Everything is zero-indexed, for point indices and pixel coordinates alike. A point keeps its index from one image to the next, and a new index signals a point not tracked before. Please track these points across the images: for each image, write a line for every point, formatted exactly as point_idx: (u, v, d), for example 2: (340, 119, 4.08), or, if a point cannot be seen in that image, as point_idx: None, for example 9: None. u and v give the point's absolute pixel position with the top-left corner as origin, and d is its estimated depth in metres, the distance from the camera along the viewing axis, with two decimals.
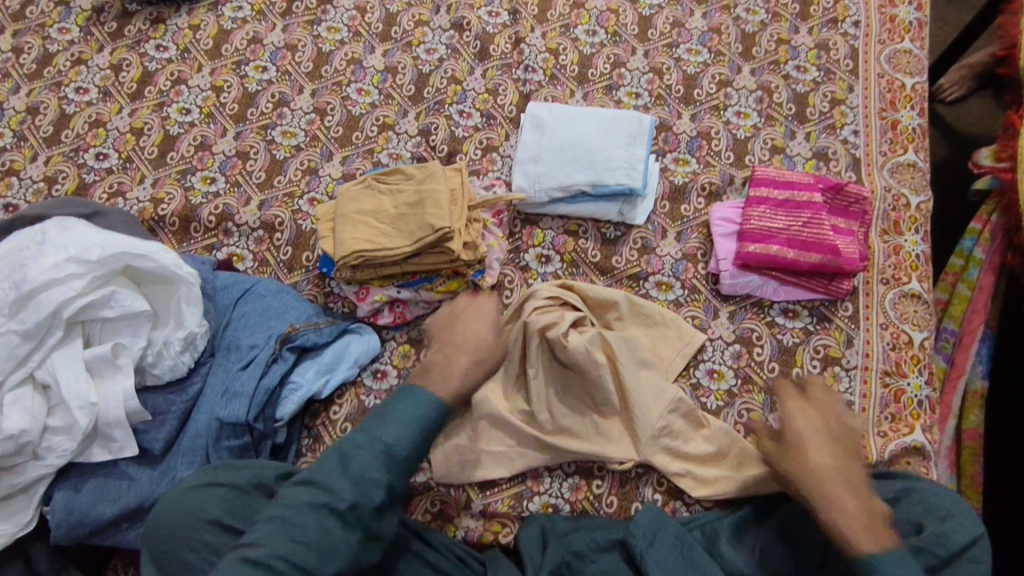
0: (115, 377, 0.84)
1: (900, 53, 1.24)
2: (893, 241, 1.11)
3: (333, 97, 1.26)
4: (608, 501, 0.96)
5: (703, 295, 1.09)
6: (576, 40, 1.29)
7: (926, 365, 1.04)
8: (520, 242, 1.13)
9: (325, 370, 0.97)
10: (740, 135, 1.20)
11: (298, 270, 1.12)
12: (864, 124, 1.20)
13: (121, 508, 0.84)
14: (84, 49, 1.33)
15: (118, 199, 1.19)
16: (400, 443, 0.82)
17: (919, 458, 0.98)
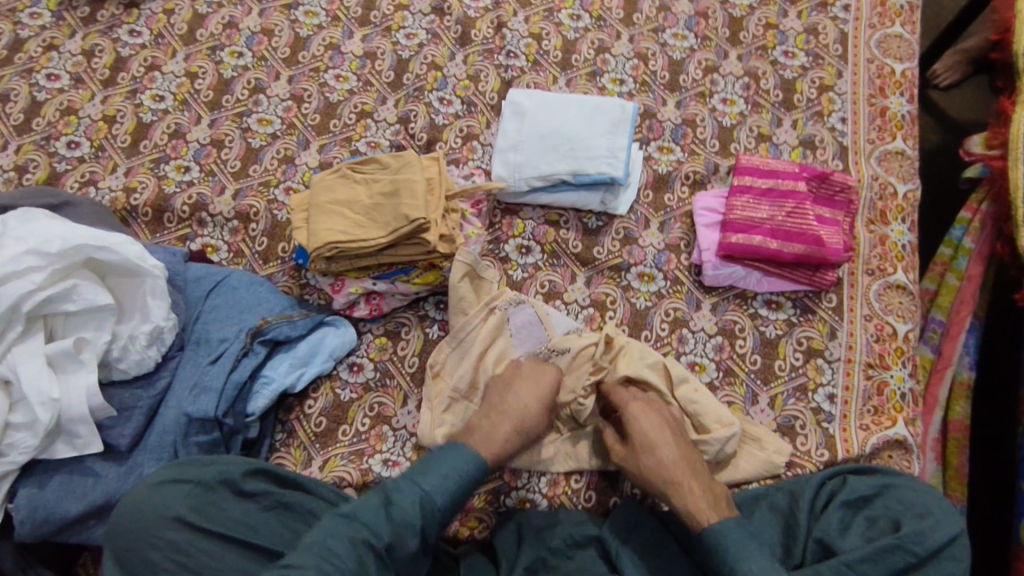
0: (78, 372, 0.82)
1: (890, 37, 1.22)
2: (880, 231, 1.09)
3: (310, 84, 1.23)
4: (586, 496, 0.95)
5: (686, 287, 1.07)
6: (559, 25, 1.26)
7: (910, 357, 1.02)
8: (500, 232, 1.11)
9: (299, 363, 0.96)
10: (725, 123, 1.18)
11: (273, 261, 1.10)
12: (853, 111, 1.17)
13: (87, 505, 0.82)
14: (55, 34, 1.30)
15: (90, 188, 1.17)
16: (441, 491, 0.82)
17: (901, 451, 0.97)
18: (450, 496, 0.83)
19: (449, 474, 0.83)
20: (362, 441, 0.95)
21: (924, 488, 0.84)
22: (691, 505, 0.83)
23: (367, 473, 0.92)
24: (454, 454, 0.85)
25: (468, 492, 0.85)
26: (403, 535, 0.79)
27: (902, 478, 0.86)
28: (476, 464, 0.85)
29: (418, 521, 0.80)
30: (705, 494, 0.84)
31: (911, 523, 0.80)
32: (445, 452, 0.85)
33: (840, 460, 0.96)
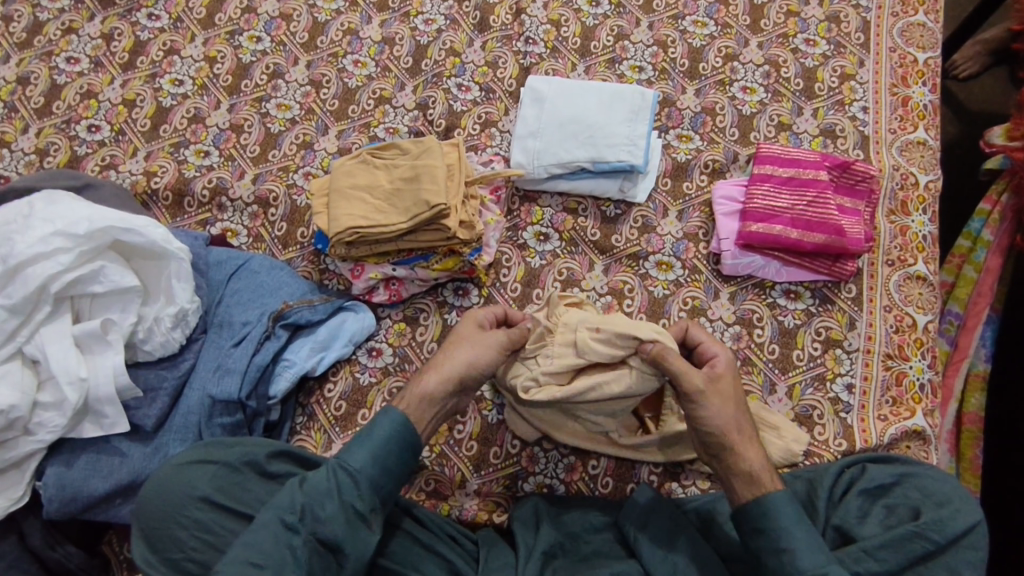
0: (105, 353, 0.83)
1: (913, 26, 1.21)
2: (900, 222, 1.08)
3: (329, 69, 1.23)
4: (604, 481, 0.96)
5: (705, 275, 1.07)
6: (578, 11, 1.25)
7: (929, 348, 1.02)
8: (519, 220, 1.11)
9: (319, 347, 0.97)
10: (745, 111, 1.17)
11: (293, 246, 1.10)
12: (875, 100, 1.16)
13: (114, 483, 0.84)
14: (75, 18, 1.30)
15: (110, 172, 1.17)
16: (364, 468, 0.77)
17: (919, 441, 0.97)
18: (369, 465, 0.78)
19: (381, 444, 0.79)
20: None
21: (945, 479, 0.84)
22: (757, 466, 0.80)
23: None
24: (371, 424, 0.80)
25: (399, 462, 0.80)
26: (319, 500, 0.76)
27: (925, 469, 0.86)
28: (392, 433, 0.80)
29: (334, 489, 0.76)
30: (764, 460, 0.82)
31: (931, 513, 0.80)
32: (378, 420, 0.80)
33: (858, 449, 0.96)
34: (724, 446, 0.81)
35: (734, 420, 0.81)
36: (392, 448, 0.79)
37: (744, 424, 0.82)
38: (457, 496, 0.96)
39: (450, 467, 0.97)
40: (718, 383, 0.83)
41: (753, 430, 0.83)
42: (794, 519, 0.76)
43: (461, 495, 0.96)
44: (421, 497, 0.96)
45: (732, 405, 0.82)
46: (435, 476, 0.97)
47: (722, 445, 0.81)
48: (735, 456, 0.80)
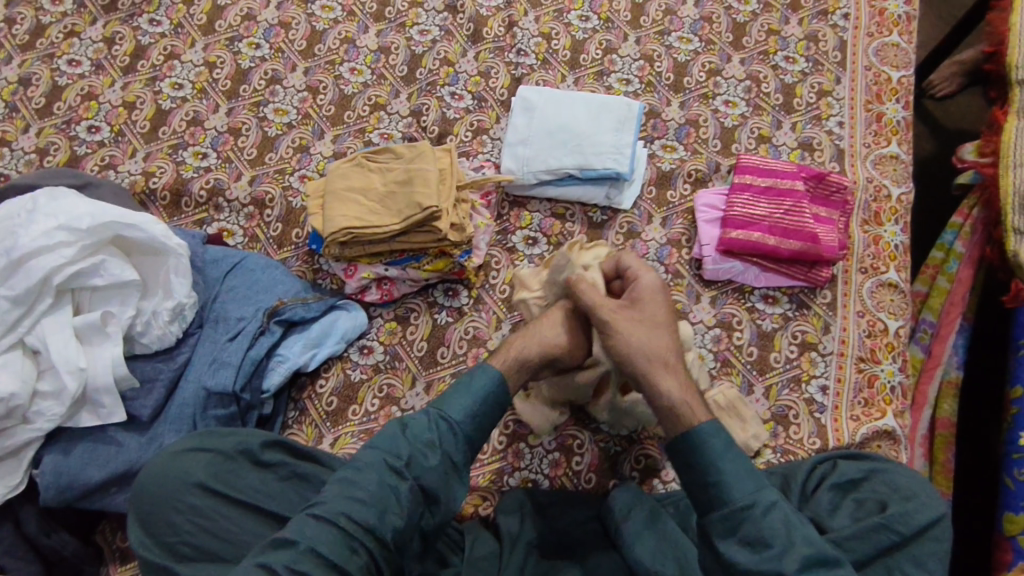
0: (104, 344, 0.86)
1: (887, 46, 1.26)
2: (873, 232, 1.13)
3: (326, 76, 1.27)
4: (587, 477, 0.99)
5: (687, 280, 1.11)
6: (568, 25, 1.30)
7: (899, 353, 1.07)
8: (508, 224, 1.14)
9: (312, 344, 0.99)
10: (727, 124, 1.22)
11: (288, 246, 1.13)
12: (850, 116, 1.22)
13: (110, 472, 0.86)
14: (77, 21, 1.33)
15: (110, 171, 1.20)
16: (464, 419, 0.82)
17: (889, 441, 1.01)
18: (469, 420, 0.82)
19: (480, 396, 0.83)
20: (371, 420, 0.99)
21: (914, 480, 0.87)
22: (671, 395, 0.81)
23: None
24: (468, 377, 0.85)
25: (493, 413, 0.84)
26: (423, 451, 0.80)
27: (898, 469, 0.89)
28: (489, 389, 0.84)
29: (436, 438, 0.80)
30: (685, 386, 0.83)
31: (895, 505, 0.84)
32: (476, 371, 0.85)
33: (831, 448, 1.00)
34: (640, 376, 0.83)
35: (653, 347, 0.84)
36: (490, 403, 0.84)
37: (667, 354, 0.84)
38: None
39: None
40: (632, 310, 0.87)
41: (676, 359, 0.84)
42: (722, 449, 0.77)
43: None
44: None
45: (643, 329, 0.85)
46: None
47: (640, 372, 0.83)
48: (653, 384, 0.82)
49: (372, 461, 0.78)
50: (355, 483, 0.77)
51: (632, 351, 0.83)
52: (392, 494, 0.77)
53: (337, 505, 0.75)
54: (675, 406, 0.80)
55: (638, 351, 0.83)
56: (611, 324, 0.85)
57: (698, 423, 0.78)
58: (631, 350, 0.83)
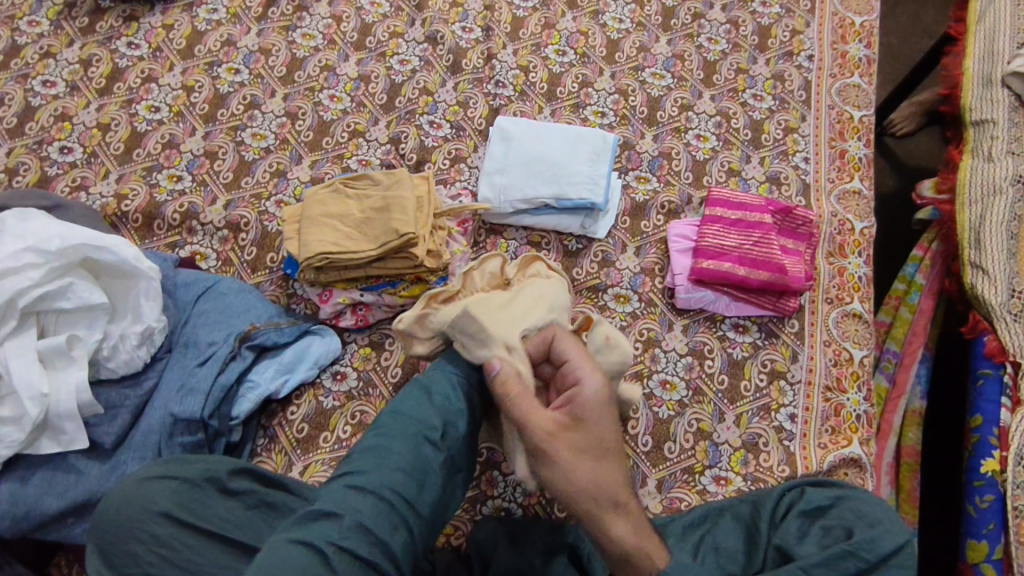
0: (68, 368, 0.84)
1: (849, 87, 1.33)
2: (838, 263, 1.17)
3: (305, 102, 1.27)
4: (560, 505, 0.99)
5: (660, 308, 1.13)
6: (546, 59, 1.34)
7: (864, 382, 1.09)
8: (484, 251, 1.16)
9: (284, 369, 0.98)
10: (698, 157, 1.26)
11: (262, 271, 1.12)
12: (815, 152, 1.26)
13: (68, 501, 0.83)
14: (53, 43, 1.32)
15: (81, 193, 1.19)
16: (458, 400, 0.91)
17: (856, 469, 1.03)
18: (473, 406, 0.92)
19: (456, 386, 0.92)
20: (343, 448, 0.97)
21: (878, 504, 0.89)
22: (619, 541, 0.80)
23: None
24: (435, 373, 0.93)
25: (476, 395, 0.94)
26: (452, 418, 0.89)
27: (862, 494, 0.91)
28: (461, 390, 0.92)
29: (456, 406, 0.90)
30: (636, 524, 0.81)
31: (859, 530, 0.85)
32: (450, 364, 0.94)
33: (800, 475, 1.02)
34: (591, 518, 0.80)
35: (599, 482, 0.80)
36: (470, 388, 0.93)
37: (620, 492, 0.81)
38: None
39: None
40: (574, 432, 0.82)
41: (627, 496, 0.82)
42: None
43: None
44: None
45: (589, 459, 0.81)
46: None
47: (587, 514, 0.80)
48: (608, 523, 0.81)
49: (405, 433, 0.85)
50: (395, 457, 0.83)
51: (576, 497, 0.81)
52: (425, 466, 0.84)
53: (376, 478, 0.81)
54: (627, 555, 0.80)
55: (581, 494, 0.80)
56: (546, 452, 0.81)
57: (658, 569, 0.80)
58: (576, 498, 0.81)
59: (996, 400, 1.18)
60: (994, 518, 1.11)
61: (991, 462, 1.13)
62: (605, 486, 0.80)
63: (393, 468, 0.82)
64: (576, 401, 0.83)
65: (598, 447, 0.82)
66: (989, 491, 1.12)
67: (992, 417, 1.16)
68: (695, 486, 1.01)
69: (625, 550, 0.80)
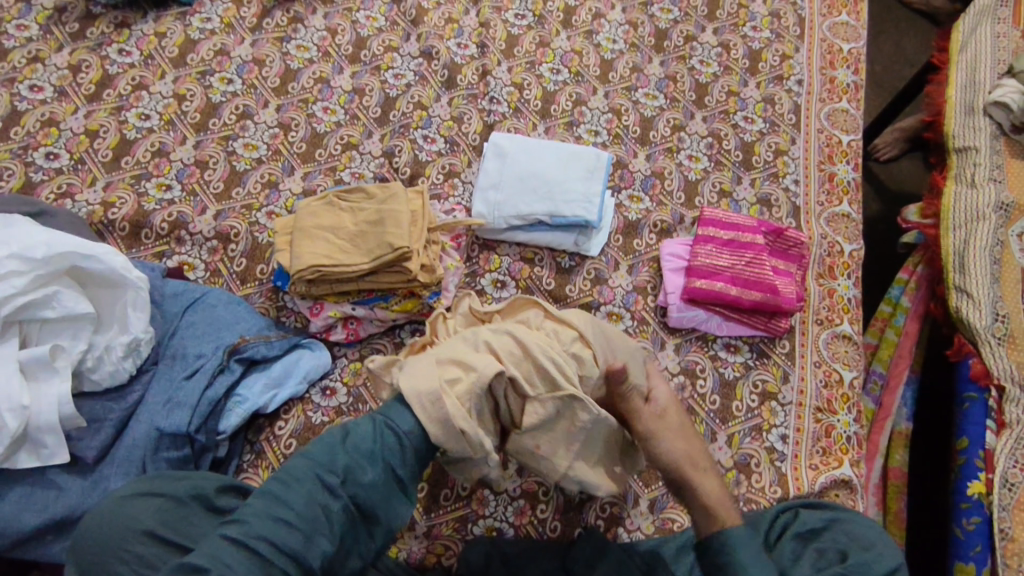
0: (50, 380, 0.80)
1: (837, 112, 1.35)
2: (828, 285, 1.18)
3: (298, 114, 1.27)
4: (552, 526, 0.97)
5: (652, 327, 1.13)
6: (540, 77, 1.35)
7: (854, 403, 1.10)
8: (477, 266, 1.15)
9: (273, 383, 0.96)
10: (690, 177, 1.27)
11: (251, 283, 1.11)
12: (805, 174, 1.28)
13: (47, 518, 0.80)
14: (42, 47, 1.30)
15: (66, 200, 1.16)
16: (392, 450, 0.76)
17: (847, 491, 1.03)
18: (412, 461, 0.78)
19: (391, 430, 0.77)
20: None
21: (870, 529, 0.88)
22: (711, 508, 0.84)
23: None
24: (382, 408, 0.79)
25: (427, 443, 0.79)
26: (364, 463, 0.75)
27: (851, 517, 0.91)
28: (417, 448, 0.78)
29: (379, 450, 0.76)
30: (719, 489, 0.87)
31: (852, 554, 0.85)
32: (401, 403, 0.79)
33: (792, 496, 1.01)
34: (682, 479, 0.86)
35: (680, 453, 0.88)
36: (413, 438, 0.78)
37: (696, 454, 0.89)
38: (406, 538, 0.96)
39: None
40: (663, 419, 0.90)
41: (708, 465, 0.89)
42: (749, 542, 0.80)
43: (410, 538, 0.96)
44: None
45: (681, 440, 0.89)
46: None
47: (678, 478, 0.87)
48: (689, 487, 0.86)
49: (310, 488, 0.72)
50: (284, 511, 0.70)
51: (681, 482, 0.86)
52: (321, 517, 0.71)
53: (256, 529, 0.68)
54: (706, 508, 0.84)
55: (661, 460, 0.88)
56: (647, 432, 0.88)
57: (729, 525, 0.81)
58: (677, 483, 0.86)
59: (981, 423, 1.19)
60: (980, 540, 1.11)
61: (977, 484, 1.14)
62: (673, 457, 0.87)
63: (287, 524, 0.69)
64: (653, 400, 0.91)
65: (681, 430, 0.91)
66: (975, 513, 1.13)
67: (977, 440, 1.18)
68: None
69: (705, 502, 0.84)
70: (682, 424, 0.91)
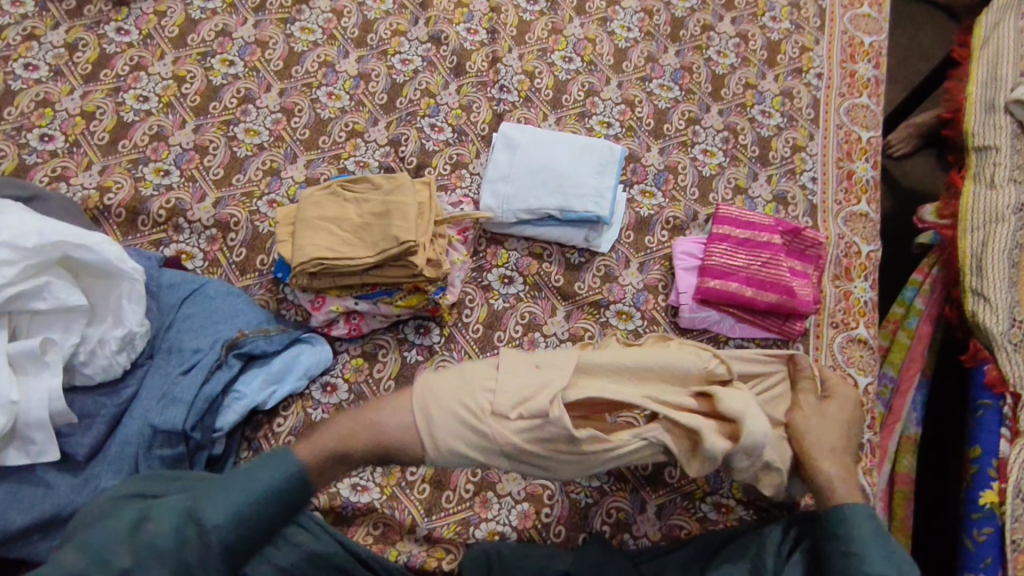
0: (40, 375, 0.77)
1: (858, 107, 1.31)
2: (844, 287, 1.15)
3: (301, 98, 1.23)
4: (556, 530, 0.95)
5: (662, 327, 1.10)
6: (552, 65, 1.30)
7: (868, 410, 1.07)
8: (484, 261, 1.12)
9: (272, 379, 0.94)
10: (705, 172, 1.23)
11: (251, 274, 1.08)
12: (822, 172, 1.24)
13: (36, 516, 0.78)
14: (37, 24, 1.26)
15: (61, 184, 1.12)
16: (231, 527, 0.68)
17: (858, 499, 1.01)
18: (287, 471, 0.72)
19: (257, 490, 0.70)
20: None
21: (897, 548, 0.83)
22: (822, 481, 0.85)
23: None
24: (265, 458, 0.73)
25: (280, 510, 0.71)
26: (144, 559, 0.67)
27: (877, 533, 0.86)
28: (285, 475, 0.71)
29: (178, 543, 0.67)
30: (840, 471, 0.86)
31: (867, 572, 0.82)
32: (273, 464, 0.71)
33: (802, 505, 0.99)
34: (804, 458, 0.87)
35: (823, 432, 0.89)
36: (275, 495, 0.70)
37: (838, 447, 0.88)
38: (406, 540, 0.94)
39: (401, 510, 0.95)
40: (828, 404, 0.93)
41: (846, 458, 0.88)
42: (873, 530, 0.80)
43: (410, 541, 0.93)
44: (368, 541, 0.93)
45: (834, 427, 0.90)
46: (384, 519, 0.94)
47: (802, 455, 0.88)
48: (813, 469, 0.87)
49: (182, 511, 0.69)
50: (143, 540, 0.67)
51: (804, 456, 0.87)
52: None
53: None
54: (827, 488, 0.85)
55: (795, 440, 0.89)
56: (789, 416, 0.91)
57: (845, 501, 0.83)
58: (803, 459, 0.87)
59: (995, 431, 1.16)
60: (991, 551, 1.09)
61: (990, 494, 1.12)
62: (831, 440, 0.89)
63: (155, 552, 0.67)
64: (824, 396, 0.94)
65: (846, 427, 0.92)
66: (987, 523, 1.11)
67: (990, 449, 1.15)
68: (694, 513, 0.98)
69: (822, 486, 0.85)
70: (833, 417, 0.91)
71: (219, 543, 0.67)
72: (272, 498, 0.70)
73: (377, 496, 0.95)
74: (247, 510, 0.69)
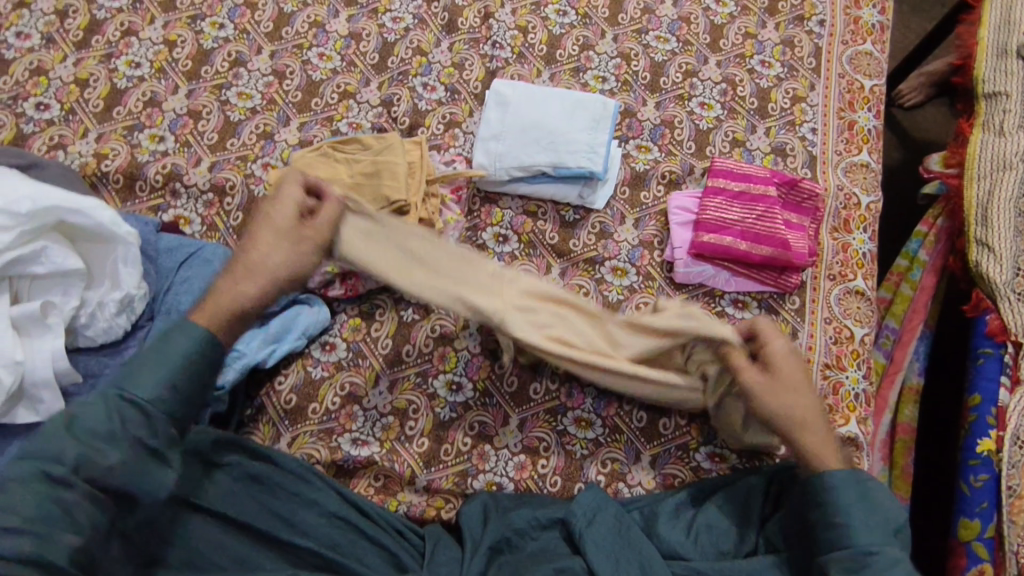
0: (44, 337, 0.79)
1: (861, 55, 1.28)
2: (842, 239, 1.14)
3: (293, 60, 1.22)
4: (552, 480, 0.98)
5: (658, 282, 1.10)
6: (545, 19, 1.28)
7: (864, 360, 1.08)
8: (478, 221, 1.12)
9: (270, 340, 0.98)
10: (702, 126, 1.21)
11: (248, 237, 1.09)
12: (823, 122, 1.22)
13: None
14: None
15: (58, 152, 1.13)
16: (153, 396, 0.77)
17: (851, 448, 1.02)
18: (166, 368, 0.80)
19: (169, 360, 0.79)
20: (332, 420, 0.97)
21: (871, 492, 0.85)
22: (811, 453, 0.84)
23: (336, 450, 0.96)
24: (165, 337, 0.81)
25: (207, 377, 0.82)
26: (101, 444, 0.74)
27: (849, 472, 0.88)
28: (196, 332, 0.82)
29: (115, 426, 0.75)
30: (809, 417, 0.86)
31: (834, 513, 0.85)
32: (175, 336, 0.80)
33: None
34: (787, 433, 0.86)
35: (791, 409, 0.86)
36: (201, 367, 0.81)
37: (811, 409, 0.86)
38: (406, 492, 0.96)
39: (401, 463, 0.97)
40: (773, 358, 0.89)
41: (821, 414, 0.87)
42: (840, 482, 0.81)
43: (410, 492, 0.96)
44: (369, 493, 0.95)
45: (792, 394, 0.86)
46: (386, 472, 0.96)
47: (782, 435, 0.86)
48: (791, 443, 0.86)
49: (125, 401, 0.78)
50: (79, 429, 0.74)
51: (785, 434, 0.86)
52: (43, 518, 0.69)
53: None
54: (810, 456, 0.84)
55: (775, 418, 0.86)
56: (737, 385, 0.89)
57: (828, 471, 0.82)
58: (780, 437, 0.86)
59: (995, 380, 1.16)
60: (987, 497, 1.10)
61: (987, 442, 1.12)
62: (793, 414, 0.86)
63: (98, 438, 0.74)
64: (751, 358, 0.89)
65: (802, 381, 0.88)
66: (983, 470, 1.11)
67: (990, 397, 1.15)
68: (689, 462, 0.99)
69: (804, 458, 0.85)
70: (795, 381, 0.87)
71: (159, 408, 0.77)
72: (197, 359, 0.81)
73: (377, 450, 0.97)
74: (176, 380, 0.79)
